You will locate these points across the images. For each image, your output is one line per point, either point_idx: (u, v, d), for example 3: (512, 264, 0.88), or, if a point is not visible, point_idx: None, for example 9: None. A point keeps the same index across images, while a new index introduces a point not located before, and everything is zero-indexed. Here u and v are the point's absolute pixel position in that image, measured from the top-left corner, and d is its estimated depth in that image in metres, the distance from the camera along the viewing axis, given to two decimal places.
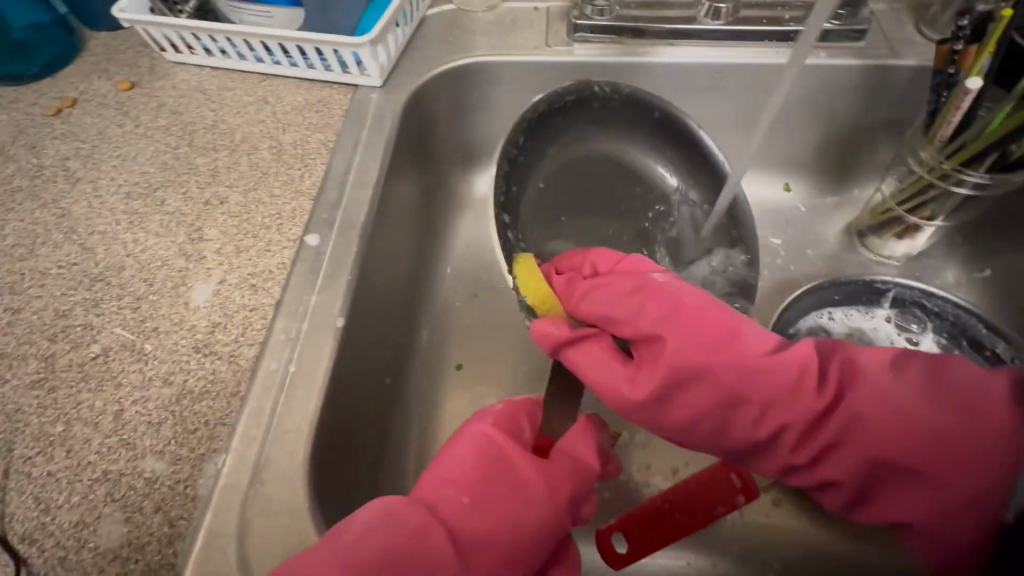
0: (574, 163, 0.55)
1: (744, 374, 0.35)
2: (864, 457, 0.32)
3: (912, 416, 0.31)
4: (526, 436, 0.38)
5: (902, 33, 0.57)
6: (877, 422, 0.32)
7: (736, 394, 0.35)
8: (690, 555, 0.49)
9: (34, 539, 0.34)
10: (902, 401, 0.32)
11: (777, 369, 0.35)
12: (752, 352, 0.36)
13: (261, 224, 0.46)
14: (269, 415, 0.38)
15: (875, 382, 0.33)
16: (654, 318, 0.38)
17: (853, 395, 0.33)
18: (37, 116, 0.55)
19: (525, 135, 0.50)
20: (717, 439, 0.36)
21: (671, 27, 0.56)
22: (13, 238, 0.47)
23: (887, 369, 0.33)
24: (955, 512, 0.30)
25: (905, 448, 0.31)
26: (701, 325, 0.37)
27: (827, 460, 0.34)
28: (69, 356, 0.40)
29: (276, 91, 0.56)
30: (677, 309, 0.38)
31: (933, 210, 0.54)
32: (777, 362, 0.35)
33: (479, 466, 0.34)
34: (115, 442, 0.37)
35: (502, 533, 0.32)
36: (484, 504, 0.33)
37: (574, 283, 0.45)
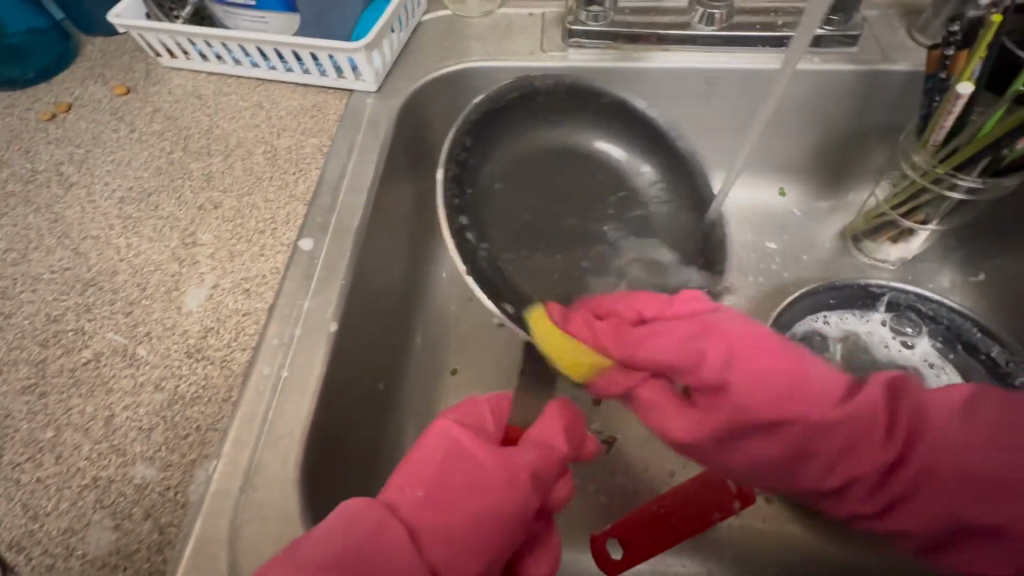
0: (527, 164, 0.53)
1: (807, 422, 0.32)
2: (938, 513, 0.29)
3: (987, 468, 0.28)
4: (488, 427, 0.38)
5: (894, 38, 0.58)
6: (950, 477, 0.29)
7: (804, 447, 0.32)
8: (686, 560, 0.48)
9: (22, 547, 0.33)
10: (976, 454, 0.29)
11: (843, 419, 0.32)
12: (820, 400, 0.32)
13: (255, 229, 0.46)
14: (261, 420, 0.37)
15: (951, 430, 0.30)
16: (710, 363, 0.34)
17: (925, 444, 0.30)
18: (32, 121, 0.55)
19: (470, 137, 0.48)
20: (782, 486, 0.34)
21: (665, 32, 0.57)
22: (5, 243, 0.47)
23: (958, 415, 0.30)
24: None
25: (979, 505, 0.28)
26: (762, 372, 0.33)
27: (898, 514, 0.31)
28: (60, 362, 0.40)
29: (271, 96, 0.56)
30: (735, 348, 0.34)
31: (927, 214, 0.54)
32: (845, 411, 0.32)
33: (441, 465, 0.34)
34: (105, 448, 0.36)
35: (461, 532, 0.31)
36: (446, 497, 0.33)
37: (624, 325, 0.39)
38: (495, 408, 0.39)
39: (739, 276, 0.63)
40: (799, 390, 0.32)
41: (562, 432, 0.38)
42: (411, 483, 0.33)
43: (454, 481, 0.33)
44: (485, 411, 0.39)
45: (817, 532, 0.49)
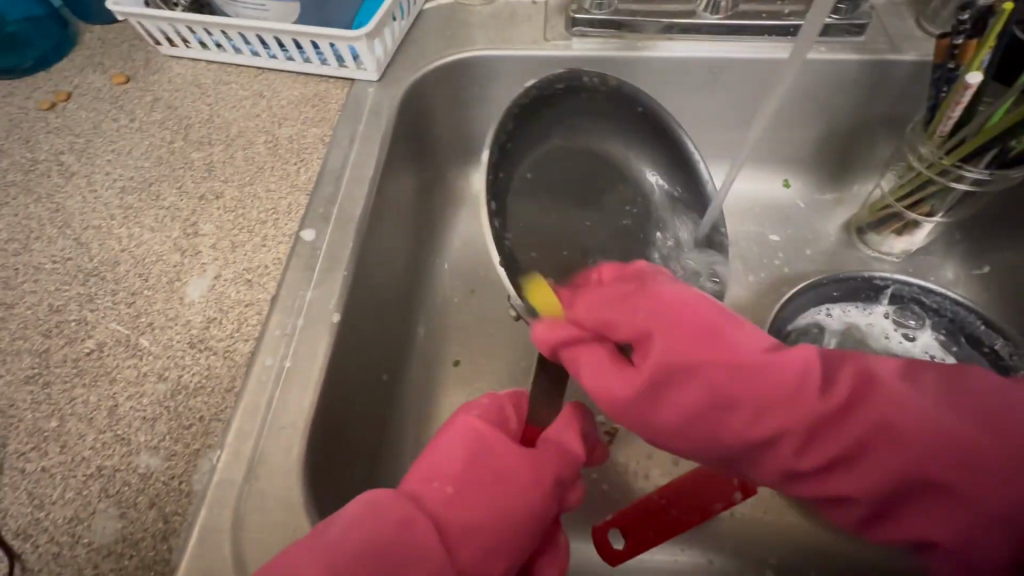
0: (551, 151, 0.50)
1: (744, 384, 0.30)
2: (886, 467, 0.28)
3: (929, 432, 0.27)
4: (510, 425, 0.38)
5: (902, 27, 0.57)
6: (899, 430, 0.28)
7: (731, 395, 0.31)
8: (686, 550, 0.48)
9: (28, 535, 0.34)
10: (922, 410, 0.28)
11: (783, 386, 0.30)
12: (751, 354, 0.31)
13: (257, 219, 0.46)
14: (264, 409, 0.38)
15: (899, 396, 0.28)
16: (643, 318, 0.34)
17: (869, 410, 0.29)
18: (31, 110, 0.55)
19: (513, 122, 0.46)
20: (712, 446, 0.32)
21: (670, 21, 0.56)
22: (6, 232, 0.47)
23: (900, 376, 0.29)
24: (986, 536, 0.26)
25: (926, 456, 0.27)
26: (697, 326, 0.32)
27: (840, 482, 0.29)
28: (63, 352, 0.40)
29: (272, 86, 0.55)
30: (672, 308, 0.34)
31: (933, 205, 0.54)
32: (783, 377, 0.30)
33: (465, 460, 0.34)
34: (110, 437, 0.37)
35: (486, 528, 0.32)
36: (471, 492, 0.33)
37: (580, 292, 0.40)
38: (516, 408, 0.40)
39: (741, 268, 0.63)
40: (734, 355, 0.31)
41: (577, 434, 0.39)
42: (434, 476, 0.33)
43: (480, 476, 0.33)
44: (506, 409, 0.39)
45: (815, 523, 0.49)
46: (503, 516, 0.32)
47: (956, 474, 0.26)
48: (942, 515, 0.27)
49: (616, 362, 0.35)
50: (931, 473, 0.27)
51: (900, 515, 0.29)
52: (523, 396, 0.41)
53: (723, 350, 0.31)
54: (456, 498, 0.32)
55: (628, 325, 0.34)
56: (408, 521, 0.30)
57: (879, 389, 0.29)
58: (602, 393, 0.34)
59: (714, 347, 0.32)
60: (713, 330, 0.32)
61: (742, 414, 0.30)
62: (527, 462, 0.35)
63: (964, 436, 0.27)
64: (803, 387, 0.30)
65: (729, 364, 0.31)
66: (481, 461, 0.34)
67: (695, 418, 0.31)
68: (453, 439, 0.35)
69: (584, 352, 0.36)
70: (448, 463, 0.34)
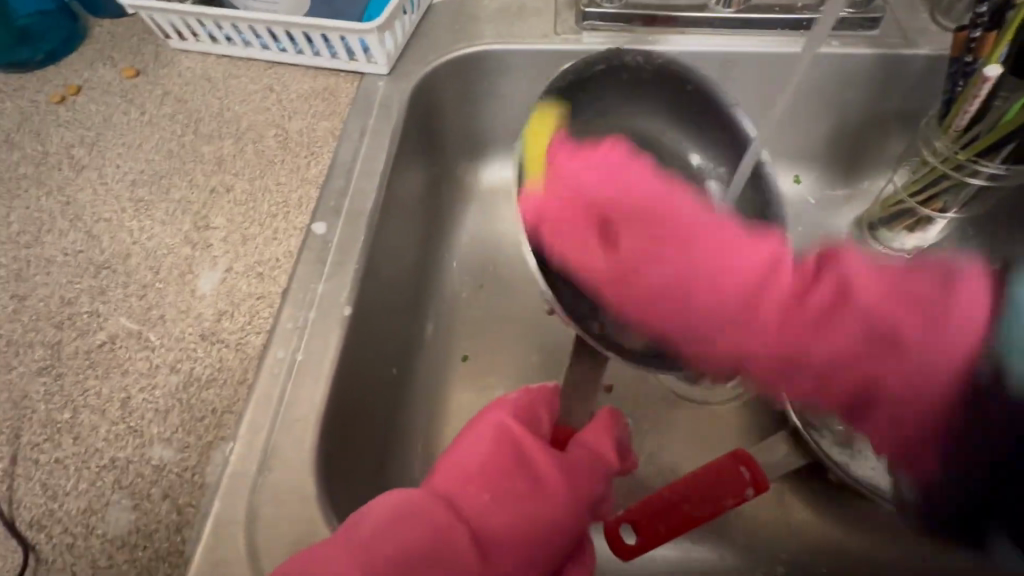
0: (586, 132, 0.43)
1: (702, 273, 0.39)
2: (857, 334, 0.35)
3: (893, 314, 0.33)
4: (542, 428, 0.38)
5: (916, 21, 0.56)
6: (868, 303, 0.34)
7: (685, 279, 0.39)
8: (697, 547, 0.48)
9: (43, 526, 0.34)
10: (875, 288, 0.34)
11: (754, 270, 0.37)
12: (708, 248, 0.39)
13: (267, 213, 0.46)
14: (277, 402, 0.37)
15: (866, 278, 0.35)
16: (626, 203, 0.40)
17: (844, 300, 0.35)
18: (41, 104, 0.55)
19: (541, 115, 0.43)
20: (688, 331, 0.40)
21: (682, 15, 0.55)
22: (17, 225, 0.47)
23: (875, 274, 0.35)
24: (921, 384, 0.34)
25: (883, 319, 0.34)
26: (659, 219, 0.40)
27: (808, 354, 0.37)
28: (76, 344, 0.40)
29: (282, 79, 0.55)
30: (641, 203, 0.40)
31: (946, 201, 0.53)
32: (747, 270, 0.38)
33: (500, 464, 0.34)
34: (123, 429, 0.37)
35: (521, 534, 0.32)
36: (508, 498, 0.33)
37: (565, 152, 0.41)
38: (548, 409, 0.40)
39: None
40: (712, 261, 0.39)
41: (609, 440, 0.40)
42: (471, 479, 0.33)
43: (515, 482, 0.34)
44: (539, 411, 0.39)
45: (827, 519, 0.49)
46: (537, 525, 0.32)
47: (899, 340, 0.34)
48: (903, 373, 0.34)
49: (626, 266, 0.40)
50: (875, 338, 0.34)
51: (877, 395, 0.36)
52: (553, 395, 0.41)
53: (692, 242, 0.39)
54: (493, 504, 0.32)
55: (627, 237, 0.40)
56: (446, 528, 0.30)
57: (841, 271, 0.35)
58: (573, 257, 0.40)
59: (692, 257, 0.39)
60: (716, 245, 0.39)
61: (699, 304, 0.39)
62: (559, 470, 0.35)
63: (904, 311, 0.33)
64: (767, 270, 0.37)
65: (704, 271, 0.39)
66: (515, 467, 0.34)
67: (680, 296, 0.39)
68: (488, 441, 0.35)
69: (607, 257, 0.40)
70: (484, 467, 0.34)
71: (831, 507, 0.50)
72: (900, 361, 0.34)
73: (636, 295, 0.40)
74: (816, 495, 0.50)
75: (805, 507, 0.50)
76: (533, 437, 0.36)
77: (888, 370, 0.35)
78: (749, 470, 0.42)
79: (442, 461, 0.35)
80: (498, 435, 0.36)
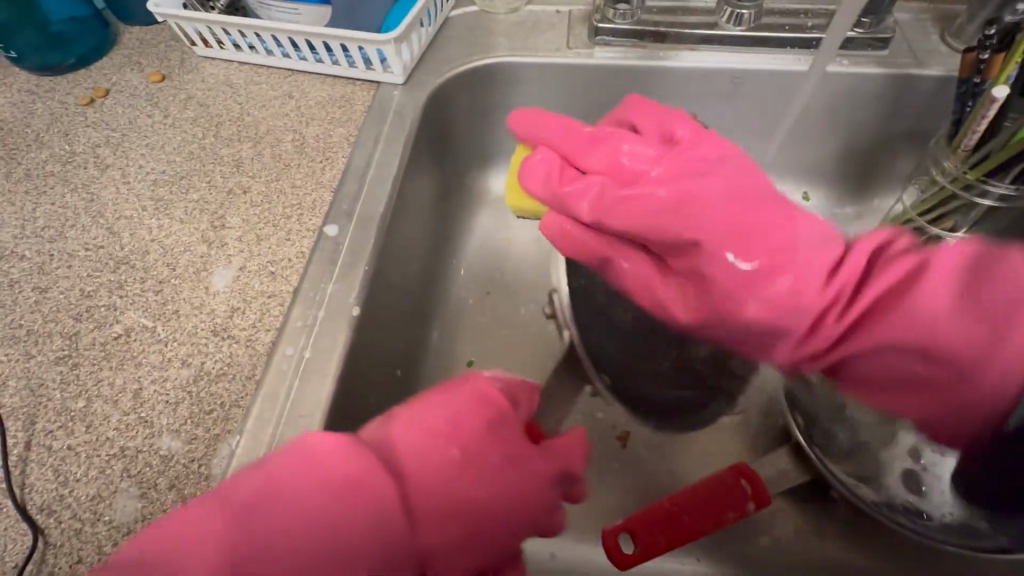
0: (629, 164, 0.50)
1: (768, 308, 0.33)
2: (870, 364, 0.31)
3: (949, 338, 0.27)
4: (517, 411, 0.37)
5: (927, 42, 0.57)
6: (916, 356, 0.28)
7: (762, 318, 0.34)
8: (696, 562, 0.48)
9: (52, 511, 0.34)
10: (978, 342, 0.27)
11: (882, 284, 0.30)
12: (811, 274, 0.33)
13: (282, 214, 0.47)
14: (283, 398, 0.38)
15: (958, 331, 0.27)
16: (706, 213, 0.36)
17: (843, 347, 0.32)
18: (71, 105, 0.57)
19: None
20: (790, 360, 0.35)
21: (694, 32, 0.56)
22: (42, 220, 0.49)
23: (950, 322, 0.27)
24: (969, 406, 0.27)
25: (898, 368, 0.29)
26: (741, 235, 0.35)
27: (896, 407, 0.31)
28: (92, 335, 0.42)
29: (301, 87, 0.57)
30: (734, 226, 0.35)
31: (955, 221, 0.53)
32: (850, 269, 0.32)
33: (447, 432, 0.33)
34: (134, 419, 0.38)
35: (435, 506, 0.31)
36: (470, 462, 0.33)
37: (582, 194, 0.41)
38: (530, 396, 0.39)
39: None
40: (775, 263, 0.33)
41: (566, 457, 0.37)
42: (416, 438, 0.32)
43: (480, 451, 0.33)
44: (520, 392, 0.38)
45: (829, 539, 0.48)
46: (480, 505, 0.32)
47: (919, 342, 0.28)
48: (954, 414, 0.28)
49: (744, 347, 0.37)
50: (890, 373, 0.30)
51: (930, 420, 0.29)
52: (530, 390, 0.39)
53: (741, 219, 0.35)
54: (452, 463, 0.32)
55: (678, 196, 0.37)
56: (364, 481, 0.29)
57: (882, 290, 0.30)
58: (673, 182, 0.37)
59: (776, 296, 0.33)
60: (776, 224, 0.35)
61: (785, 297, 0.33)
62: (523, 458, 0.35)
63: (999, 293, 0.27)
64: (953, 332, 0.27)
65: (782, 246, 0.34)
66: (487, 434, 0.34)
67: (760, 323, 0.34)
68: (465, 397, 0.35)
69: (686, 202, 0.36)
70: (433, 432, 0.33)
71: (835, 529, 0.49)
72: (873, 358, 0.31)
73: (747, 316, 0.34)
74: (819, 516, 0.49)
75: (805, 523, 0.49)
76: (490, 417, 0.35)
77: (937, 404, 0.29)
78: (751, 483, 0.42)
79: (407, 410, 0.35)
80: (463, 406, 0.35)
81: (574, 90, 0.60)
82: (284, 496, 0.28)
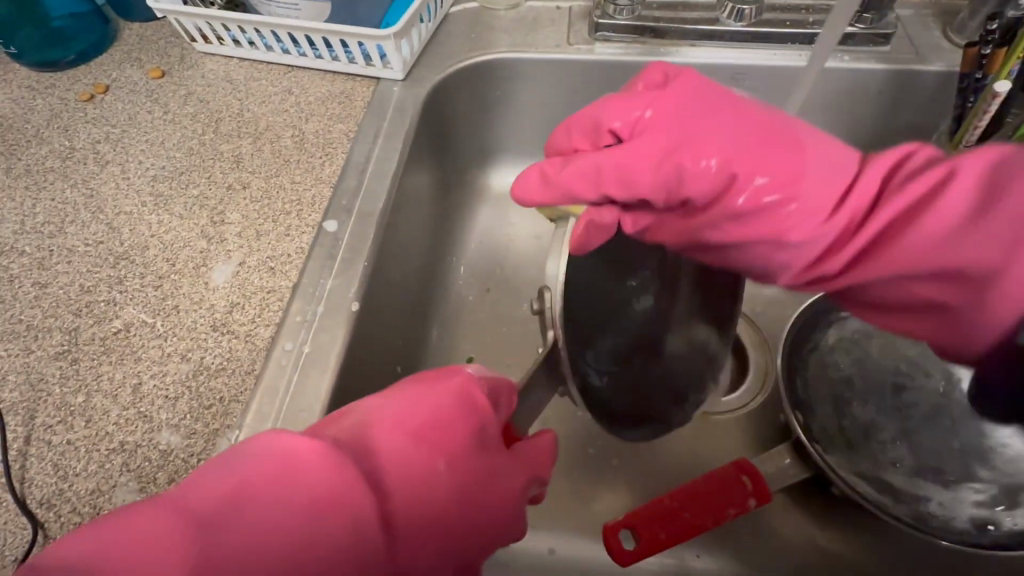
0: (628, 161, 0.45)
1: (785, 242, 0.33)
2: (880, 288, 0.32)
3: (960, 260, 0.28)
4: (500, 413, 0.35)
5: (929, 38, 0.56)
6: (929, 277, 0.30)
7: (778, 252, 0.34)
8: (696, 558, 0.48)
9: (51, 505, 0.34)
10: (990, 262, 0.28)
11: (895, 209, 0.31)
12: (823, 203, 0.33)
13: (282, 210, 0.47)
14: (283, 392, 0.38)
15: (974, 253, 0.28)
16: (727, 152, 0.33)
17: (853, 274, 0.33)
18: (70, 102, 0.57)
19: None
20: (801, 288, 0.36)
21: (695, 28, 0.56)
22: (42, 216, 0.49)
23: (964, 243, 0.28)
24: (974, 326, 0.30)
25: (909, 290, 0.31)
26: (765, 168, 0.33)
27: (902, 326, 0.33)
28: (92, 330, 0.42)
29: (301, 83, 0.57)
30: (754, 162, 0.33)
31: None
32: (862, 196, 0.33)
33: (437, 440, 0.31)
34: (133, 414, 0.38)
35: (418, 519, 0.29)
36: (451, 473, 0.31)
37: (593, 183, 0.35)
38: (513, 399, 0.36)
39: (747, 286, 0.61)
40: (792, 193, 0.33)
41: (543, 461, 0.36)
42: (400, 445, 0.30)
43: (465, 461, 0.31)
44: (501, 392, 0.36)
45: (829, 534, 0.48)
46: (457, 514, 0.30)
47: (933, 265, 0.29)
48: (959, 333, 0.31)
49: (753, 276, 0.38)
50: (906, 295, 0.31)
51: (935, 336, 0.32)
52: (512, 391, 0.36)
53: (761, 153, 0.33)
54: (435, 475, 0.30)
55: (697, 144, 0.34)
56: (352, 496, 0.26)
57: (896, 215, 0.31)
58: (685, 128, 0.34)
59: (794, 228, 0.33)
60: (789, 151, 0.34)
61: (802, 229, 0.33)
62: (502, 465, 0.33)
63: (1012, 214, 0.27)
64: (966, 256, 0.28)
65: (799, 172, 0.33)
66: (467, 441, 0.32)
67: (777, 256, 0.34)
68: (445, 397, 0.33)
69: (704, 144, 0.33)
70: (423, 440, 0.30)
71: (835, 525, 0.49)
72: (882, 284, 0.32)
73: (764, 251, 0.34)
74: (818, 512, 0.49)
75: (806, 520, 0.49)
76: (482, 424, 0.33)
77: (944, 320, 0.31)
78: (752, 479, 0.43)
79: (379, 406, 0.32)
80: (453, 410, 0.32)
81: (574, 86, 0.59)
82: (245, 509, 0.24)
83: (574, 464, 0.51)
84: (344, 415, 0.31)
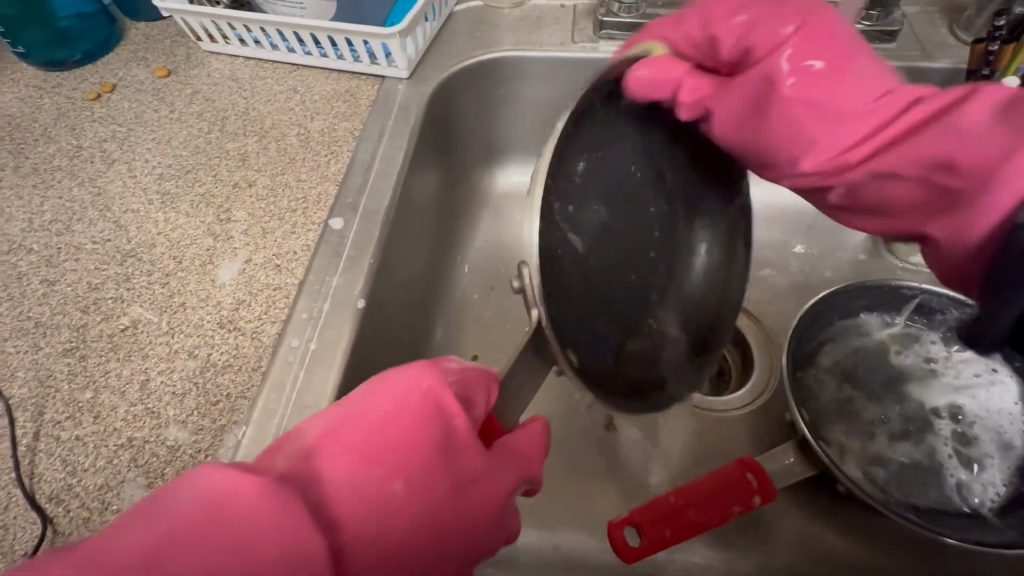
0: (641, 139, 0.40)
1: (822, 124, 0.33)
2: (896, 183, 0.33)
3: (980, 150, 0.29)
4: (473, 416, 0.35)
5: (936, 35, 0.56)
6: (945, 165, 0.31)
7: (810, 135, 0.33)
8: (701, 557, 0.48)
9: (60, 500, 0.35)
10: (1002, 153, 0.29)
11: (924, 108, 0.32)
12: (866, 91, 0.33)
13: (288, 208, 0.47)
14: (290, 389, 0.38)
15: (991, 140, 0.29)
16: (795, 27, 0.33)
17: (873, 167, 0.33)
18: (77, 101, 0.57)
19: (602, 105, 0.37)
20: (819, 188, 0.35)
21: None
22: (50, 214, 0.49)
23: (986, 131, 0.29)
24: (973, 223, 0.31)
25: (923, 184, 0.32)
26: (828, 46, 0.33)
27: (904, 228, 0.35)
28: (100, 327, 0.42)
29: (306, 81, 0.57)
30: (819, 42, 0.33)
31: None
32: (901, 96, 0.33)
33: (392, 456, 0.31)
34: (141, 410, 0.38)
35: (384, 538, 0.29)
36: (410, 489, 0.31)
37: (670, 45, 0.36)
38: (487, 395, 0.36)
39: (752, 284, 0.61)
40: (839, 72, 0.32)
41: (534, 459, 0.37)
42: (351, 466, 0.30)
43: (425, 476, 0.31)
44: (472, 393, 0.36)
45: (836, 534, 0.48)
46: (424, 528, 0.31)
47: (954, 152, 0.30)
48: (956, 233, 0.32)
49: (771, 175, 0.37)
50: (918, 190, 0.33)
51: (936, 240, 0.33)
52: (490, 382, 0.37)
53: (826, 33, 0.33)
54: (393, 494, 0.30)
55: (762, 25, 0.34)
56: (301, 528, 0.26)
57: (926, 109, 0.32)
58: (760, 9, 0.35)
59: (831, 107, 0.32)
60: (844, 42, 0.33)
61: (841, 110, 0.33)
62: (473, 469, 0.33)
63: None
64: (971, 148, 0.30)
65: (852, 59, 0.33)
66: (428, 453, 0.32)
67: (808, 140, 0.33)
68: (404, 405, 0.32)
69: (778, 22, 0.34)
70: (376, 458, 0.30)
71: (840, 523, 0.48)
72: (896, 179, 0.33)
73: (797, 135, 0.34)
74: (824, 510, 0.49)
75: (812, 519, 0.49)
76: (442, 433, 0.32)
77: (936, 222, 0.33)
78: (757, 476, 0.42)
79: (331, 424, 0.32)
80: (408, 422, 0.32)
81: (578, 85, 0.59)
82: (173, 562, 0.23)
83: (579, 462, 0.51)
84: (290, 440, 0.32)
